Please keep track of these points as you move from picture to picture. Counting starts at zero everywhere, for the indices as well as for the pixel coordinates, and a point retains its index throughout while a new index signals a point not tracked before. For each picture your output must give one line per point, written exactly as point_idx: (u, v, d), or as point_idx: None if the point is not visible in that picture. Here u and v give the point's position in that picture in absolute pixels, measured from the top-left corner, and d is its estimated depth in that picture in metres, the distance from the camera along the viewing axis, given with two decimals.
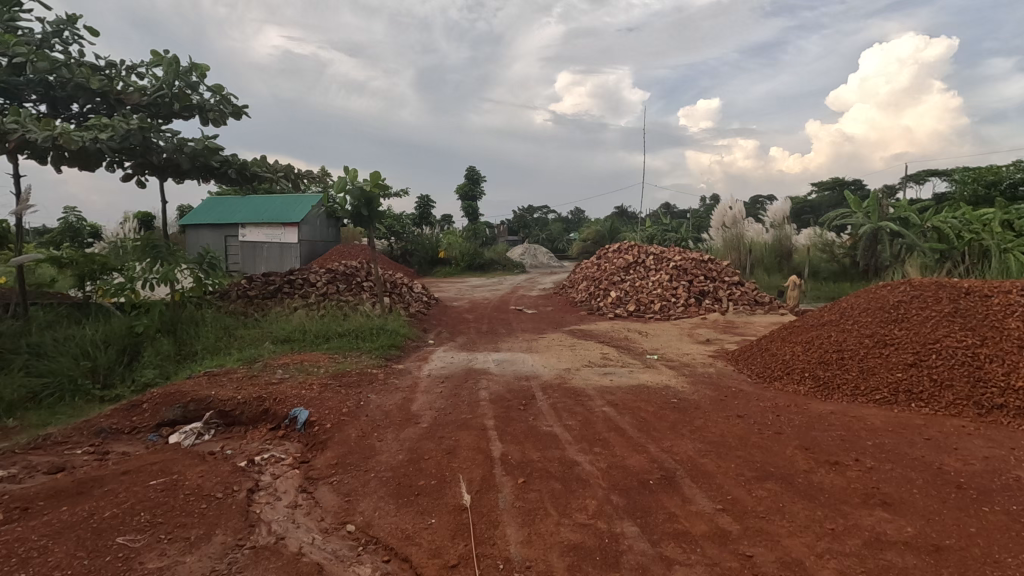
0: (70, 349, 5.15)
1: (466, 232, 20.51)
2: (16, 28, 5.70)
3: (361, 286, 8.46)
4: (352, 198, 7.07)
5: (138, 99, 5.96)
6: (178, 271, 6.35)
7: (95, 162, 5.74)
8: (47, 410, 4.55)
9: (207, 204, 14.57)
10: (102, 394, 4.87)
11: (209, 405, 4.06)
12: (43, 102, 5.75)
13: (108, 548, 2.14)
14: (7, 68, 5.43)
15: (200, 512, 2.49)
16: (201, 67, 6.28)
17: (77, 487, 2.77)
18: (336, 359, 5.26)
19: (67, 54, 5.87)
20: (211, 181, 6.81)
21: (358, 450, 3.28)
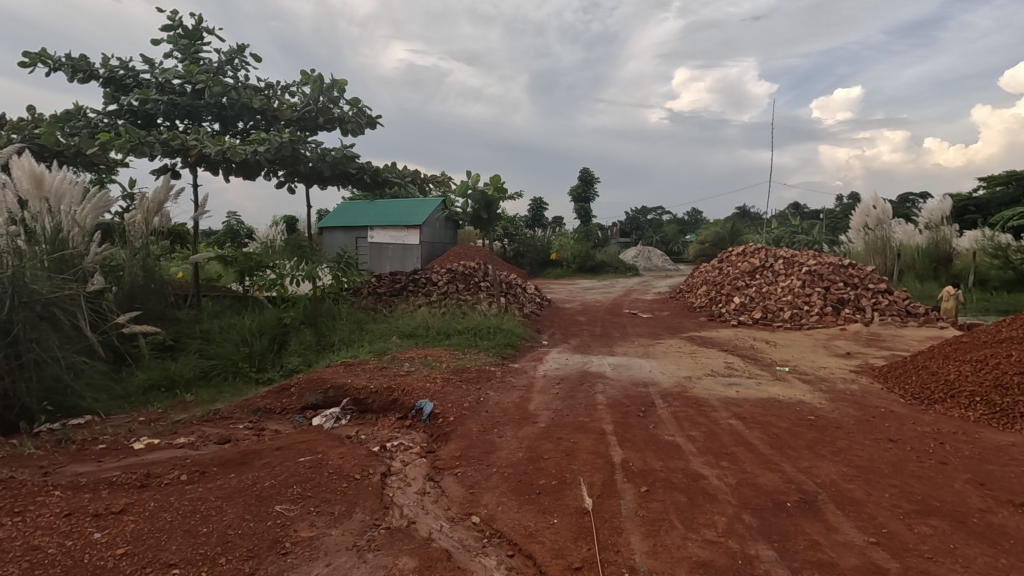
0: (232, 336, 5.88)
1: (578, 234, 20.45)
2: (199, 59, 6.64)
3: (479, 286, 8.76)
4: (473, 201, 7.34)
5: (290, 116, 6.66)
6: (320, 270, 7.03)
7: (255, 171, 6.51)
8: (215, 388, 5.25)
9: (341, 209, 15.95)
10: (257, 377, 5.53)
11: (346, 392, 4.43)
12: (217, 121, 6.65)
13: (269, 515, 2.41)
14: (191, 94, 6.34)
15: (342, 490, 2.72)
16: (341, 83, 6.86)
17: (241, 458, 3.16)
18: (456, 356, 5.49)
19: (236, 79, 6.73)
20: (348, 187, 7.43)
21: (480, 444, 3.39)
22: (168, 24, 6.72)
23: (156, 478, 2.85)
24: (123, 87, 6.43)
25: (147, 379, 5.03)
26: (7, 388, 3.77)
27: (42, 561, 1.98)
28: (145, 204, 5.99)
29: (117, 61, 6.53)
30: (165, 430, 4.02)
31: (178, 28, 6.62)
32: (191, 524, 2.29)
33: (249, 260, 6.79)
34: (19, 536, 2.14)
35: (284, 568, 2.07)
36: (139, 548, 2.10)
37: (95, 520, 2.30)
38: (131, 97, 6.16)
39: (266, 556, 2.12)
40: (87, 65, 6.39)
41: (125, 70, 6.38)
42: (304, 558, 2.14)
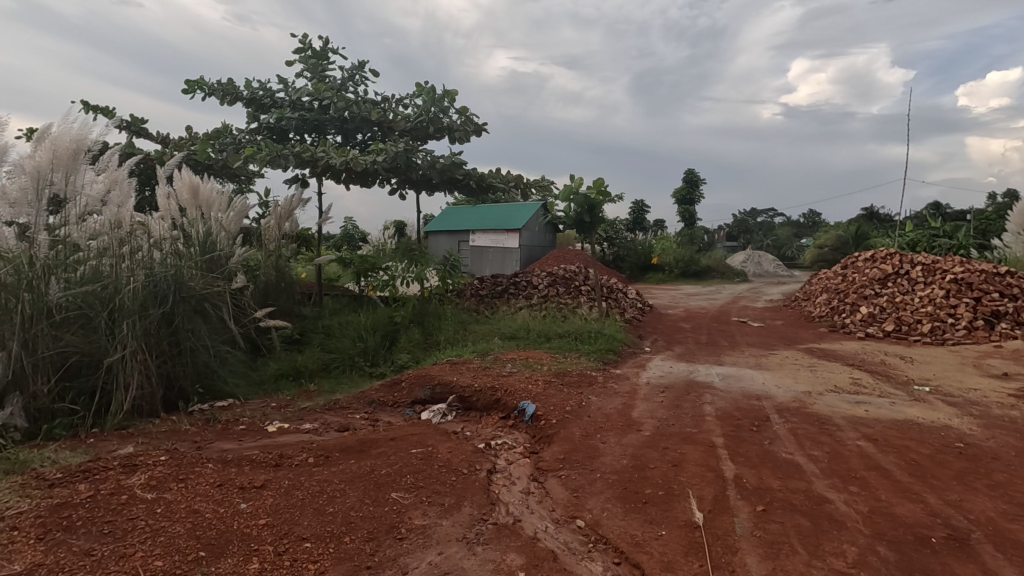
0: (349, 333, 6.34)
1: (682, 238, 19.70)
2: (326, 77, 7.25)
3: (579, 289, 8.71)
4: (576, 205, 7.34)
5: (404, 126, 7.06)
6: (427, 272, 7.39)
7: (372, 179, 6.99)
8: (335, 380, 5.71)
9: (445, 214, 16.65)
10: (371, 370, 5.94)
11: (452, 390, 4.61)
12: (339, 133, 7.21)
13: (387, 501, 2.57)
14: (319, 109, 6.93)
15: (451, 482, 2.83)
16: (451, 93, 7.15)
17: (360, 446, 3.40)
18: (557, 359, 5.50)
19: (357, 94, 7.26)
20: (455, 192, 7.73)
21: (583, 449, 3.38)
22: (300, 47, 7.40)
23: (287, 459, 3.14)
24: (262, 106, 7.18)
25: (278, 368, 5.57)
26: (170, 370, 4.35)
27: (202, 523, 2.26)
28: (278, 211, 6.64)
29: (257, 84, 7.30)
30: (293, 416, 4.42)
31: (308, 50, 7.28)
32: (319, 503, 2.50)
33: (364, 261, 7.26)
34: (183, 500, 2.46)
35: (400, 552, 2.20)
36: (277, 520, 2.32)
37: (242, 492, 2.58)
38: (270, 115, 6.87)
39: (384, 539, 2.26)
40: (234, 89, 7.21)
41: (264, 91, 7.11)
42: (418, 544, 2.25)
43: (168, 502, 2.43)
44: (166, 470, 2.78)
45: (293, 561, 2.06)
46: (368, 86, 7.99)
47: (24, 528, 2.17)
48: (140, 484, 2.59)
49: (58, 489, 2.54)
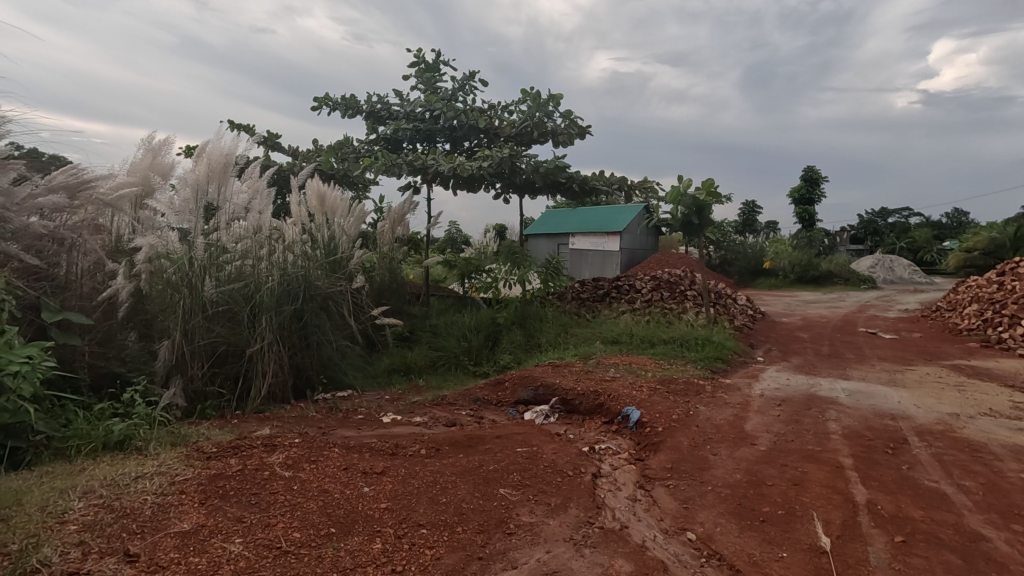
0: (454, 332, 6.59)
1: (799, 241, 18.29)
2: (437, 88, 7.62)
3: (685, 294, 8.39)
4: (684, 207, 7.09)
5: (509, 132, 7.23)
6: (530, 275, 7.51)
7: (477, 184, 7.23)
8: (441, 377, 5.98)
9: (545, 217, 16.76)
10: (475, 370, 6.17)
11: (555, 392, 4.64)
12: (448, 141, 7.55)
13: (495, 496, 2.65)
14: (430, 120, 7.31)
15: (558, 483, 2.85)
16: (556, 97, 7.21)
17: (467, 441, 3.53)
18: (662, 366, 5.34)
19: (466, 103, 7.55)
20: (557, 196, 7.77)
21: (692, 459, 3.26)
22: (414, 61, 7.84)
23: (403, 449, 3.33)
24: (380, 119, 7.70)
25: (391, 363, 5.92)
26: (299, 361, 4.80)
27: (331, 502, 2.47)
28: (392, 216, 7.07)
29: (376, 98, 7.84)
30: (405, 408, 4.69)
31: (421, 64, 7.70)
32: (433, 492, 2.64)
33: (469, 264, 7.51)
34: (314, 479, 2.70)
35: (510, 546, 2.25)
36: (396, 506, 2.48)
37: (364, 477, 2.79)
38: (386, 127, 7.37)
39: (494, 533, 2.34)
40: (355, 103, 7.80)
41: (382, 104, 7.63)
42: (527, 541, 2.30)
43: (303, 480, 2.68)
44: (300, 452, 3.07)
45: (412, 545, 2.19)
46: (476, 96, 8.29)
47: (189, 492, 2.50)
48: (279, 463, 2.88)
49: (214, 462, 2.89)
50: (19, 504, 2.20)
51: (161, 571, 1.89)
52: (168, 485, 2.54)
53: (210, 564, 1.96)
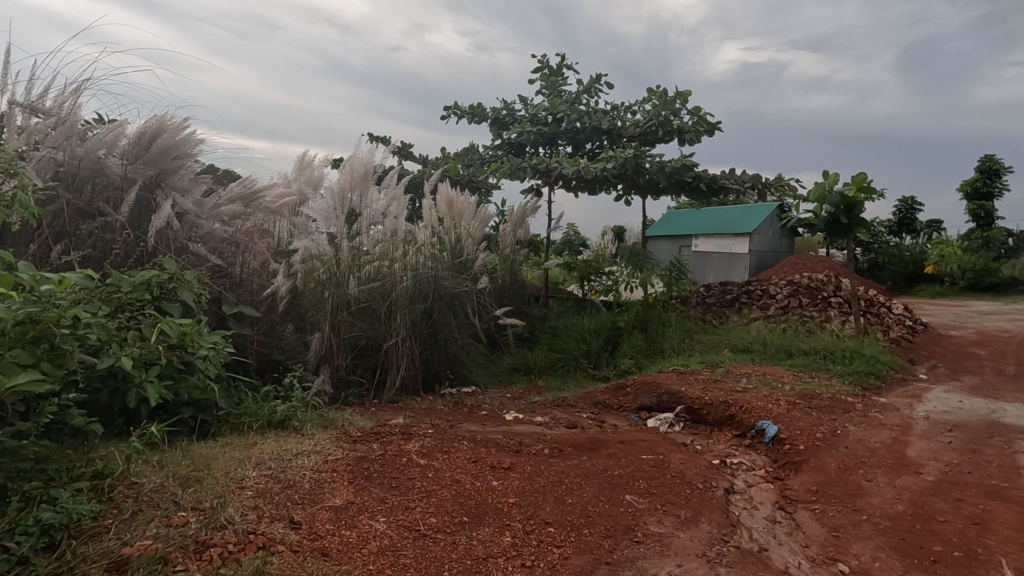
0: (574, 334, 6.59)
1: (971, 243, 15.80)
2: (561, 91, 7.69)
3: (828, 301, 7.61)
4: (829, 206, 6.44)
5: (634, 131, 7.08)
6: (652, 278, 7.28)
7: (599, 186, 7.17)
8: (561, 378, 6.02)
9: (666, 219, 16.16)
10: (595, 373, 6.13)
11: (680, 400, 4.44)
12: (570, 144, 7.58)
13: (621, 502, 2.60)
14: (554, 123, 7.39)
15: (687, 495, 2.73)
16: (684, 94, 6.93)
17: (590, 444, 3.49)
18: (801, 379, 4.89)
19: (589, 105, 7.54)
20: (683, 196, 7.46)
21: (841, 483, 2.94)
22: (538, 66, 7.98)
23: (526, 446, 3.38)
24: (505, 124, 7.93)
25: (512, 363, 6.06)
26: (429, 356, 5.09)
27: (463, 492, 2.59)
28: (515, 219, 7.22)
29: (501, 104, 8.09)
30: (526, 408, 4.78)
31: (546, 69, 7.82)
32: (559, 492, 2.65)
33: (589, 266, 7.47)
34: (446, 469, 2.85)
35: (638, 555, 2.20)
36: (523, 502, 2.53)
37: (493, 471, 2.88)
38: (511, 132, 7.59)
39: (621, 539, 2.30)
40: (482, 111, 8.12)
41: (507, 111, 7.86)
42: (656, 551, 2.23)
43: (436, 469, 2.84)
44: (433, 442, 3.26)
45: (539, 542, 2.22)
46: (600, 98, 8.24)
47: (340, 470, 2.77)
48: (415, 451, 3.08)
49: (360, 445, 3.17)
50: (209, 468, 2.57)
51: (319, 539, 2.11)
52: (323, 463, 2.83)
53: (360, 538, 2.14)
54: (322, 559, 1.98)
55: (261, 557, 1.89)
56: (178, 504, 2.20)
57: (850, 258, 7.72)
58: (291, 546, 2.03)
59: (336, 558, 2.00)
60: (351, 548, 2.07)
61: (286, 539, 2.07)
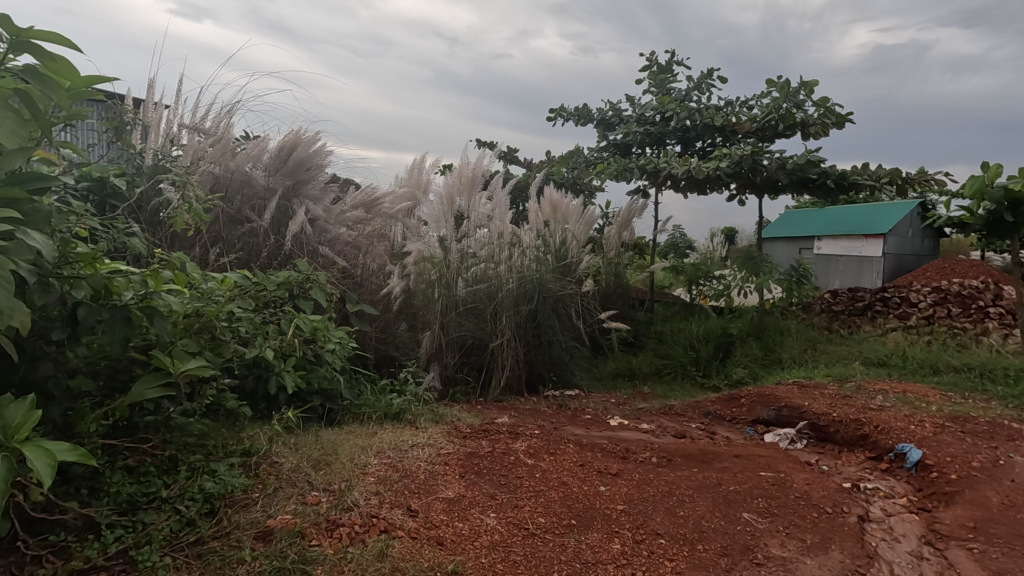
0: (682, 340, 6.33)
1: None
2: (671, 89, 7.45)
3: (984, 311, 6.64)
4: (989, 202, 5.62)
5: (751, 127, 6.67)
6: (770, 282, 6.79)
7: (712, 186, 6.82)
8: (668, 385, 5.80)
9: (783, 219, 15.02)
10: (705, 382, 5.85)
11: (803, 415, 4.11)
12: (679, 143, 7.31)
13: (738, 519, 2.45)
14: (662, 122, 7.18)
15: (813, 519, 2.52)
16: (810, 84, 6.41)
17: (701, 455, 3.32)
18: (950, 399, 4.30)
19: (700, 101, 7.23)
20: (806, 194, 6.89)
21: (1007, 522, 2.55)
22: (646, 65, 7.79)
23: (633, 453, 3.28)
24: (610, 125, 7.82)
25: (616, 367, 5.93)
26: (532, 358, 5.15)
27: (570, 495, 2.59)
28: (620, 220, 7.01)
29: (607, 105, 7.99)
30: (632, 414, 4.66)
31: (654, 67, 7.60)
32: (670, 503, 2.56)
33: (698, 269, 7.14)
34: (553, 470, 2.86)
35: None
36: (632, 510, 2.48)
37: (600, 476, 2.84)
38: (618, 133, 7.47)
39: (739, 559, 2.17)
40: (587, 113, 8.07)
41: (613, 111, 7.75)
42: None
43: (543, 469, 2.86)
44: (540, 443, 3.28)
45: (650, 553, 2.16)
46: (712, 93, 7.86)
47: (452, 464, 2.88)
48: (522, 450, 3.12)
49: (469, 441, 3.28)
50: (337, 453, 2.78)
51: (435, 528, 2.21)
52: (435, 456, 2.97)
53: (472, 531, 2.22)
54: (437, 547, 2.08)
55: (384, 541, 2.02)
56: (311, 484, 2.41)
57: (1014, 262, 6.68)
58: (409, 533, 2.15)
59: (450, 548, 2.08)
60: (464, 540, 2.15)
61: (405, 525, 2.19)
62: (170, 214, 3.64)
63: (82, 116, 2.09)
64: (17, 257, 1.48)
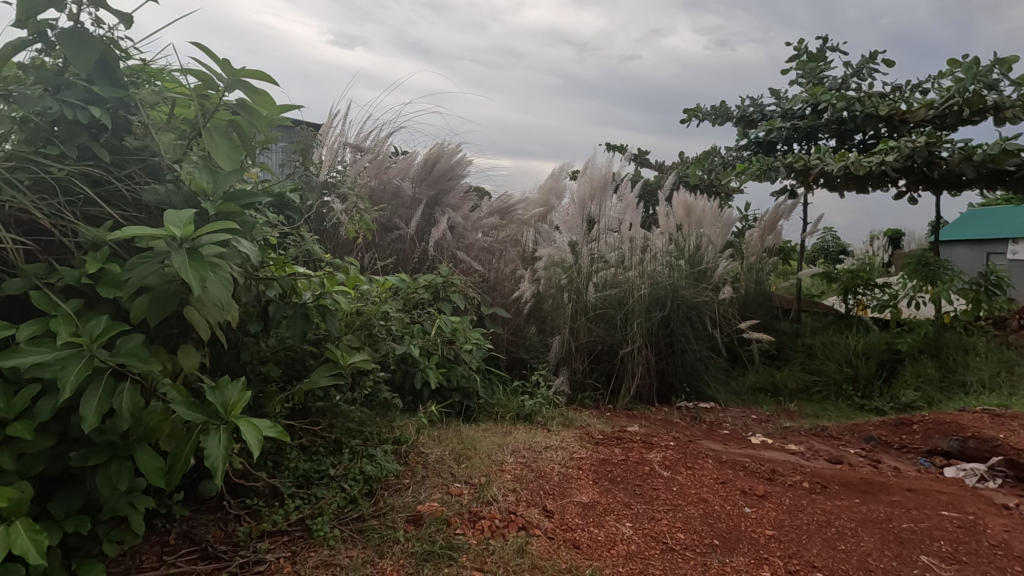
0: (836, 355, 5.70)
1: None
2: (824, 78, 6.78)
3: None
4: None
5: (928, 115, 5.91)
6: (949, 293, 5.87)
7: (875, 184, 6.07)
8: (819, 404, 5.25)
9: (965, 220, 12.93)
10: (864, 403, 5.21)
11: (998, 450, 3.52)
12: (834, 137, 6.62)
13: (914, 562, 2.15)
14: (813, 115, 6.55)
15: (1015, 573, 2.12)
16: (1006, 60, 5.45)
17: (865, 485, 2.95)
18: None
19: (861, 90, 6.48)
20: (999, 190, 5.85)
21: None
22: (794, 54, 7.17)
23: (781, 475, 3.01)
24: (752, 122, 7.31)
25: (757, 382, 5.48)
26: (664, 366, 4.97)
27: (712, 513, 2.46)
28: (765, 223, 6.50)
29: (748, 101, 7.48)
30: (777, 433, 4.29)
31: (804, 56, 6.97)
32: (828, 535, 2.32)
33: (856, 277, 6.38)
34: (691, 485, 2.74)
35: None
36: (783, 537, 2.29)
37: (745, 496, 2.66)
38: (761, 130, 6.96)
39: None
40: (726, 110, 7.63)
41: (754, 107, 7.24)
42: None
43: (681, 483, 2.75)
44: (676, 455, 3.16)
45: None
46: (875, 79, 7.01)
47: (585, 468, 2.88)
48: (657, 461, 3.03)
49: (601, 448, 3.25)
50: (476, 449, 2.93)
51: (570, 531, 2.23)
52: (569, 459, 2.99)
53: (608, 538, 2.20)
54: (574, 550, 2.09)
55: (523, 537, 2.08)
56: (454, 475, 2.55)
57: None
58: (546, 532, 2.19)
59: (586, 552, 2.08)
60: (600, 546, 2.14)
61: (542, 524, 2.24)
62: (345, 224, 4.10)
63: (275, 141, 2.42)
64: (232, 261, 1.77)
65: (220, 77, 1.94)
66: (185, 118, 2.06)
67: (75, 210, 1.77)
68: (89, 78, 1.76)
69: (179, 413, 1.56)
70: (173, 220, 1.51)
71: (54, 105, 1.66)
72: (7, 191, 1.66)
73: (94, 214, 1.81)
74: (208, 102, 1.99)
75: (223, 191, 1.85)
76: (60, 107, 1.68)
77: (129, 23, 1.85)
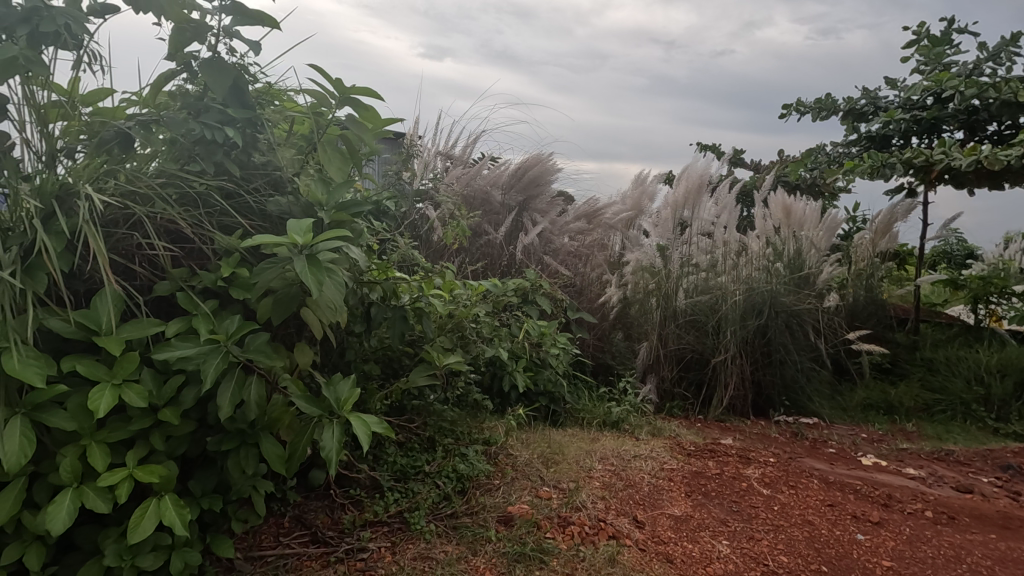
0: (963, 371, 5.12)
1: None
2: (952, 64, 6.12)
3: None
4: None
5: None
6: None
7: (1013, 180, 5.38)
8: (942, 425, 4.73)
9: None
10: (998, 427, 4.63)
11: None
12: (962, 129, 5.96)
13: None
14: (937, 105, 5.94)
15: None
16: None
17: (1003, 520, 2.62)
18: None
19: (997, 76, 5.79)
20: None
21: None
22: (914, 40, 6.54)
23: (899, 501, 2.74)
24: (863, 115, 6.75)
25: (867, 398, 5.01)
26: (761, 377, 4.70)
27: (819, 537, 2.29)
28: (877, 225, 5.96)
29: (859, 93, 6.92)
30: (892, 454, 3.92)
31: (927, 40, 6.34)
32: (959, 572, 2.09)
33: (988, 284, 5.67)
34: (795, 505, 2.57)
35: None
36: (904, 570, 2.09)
37: (857, 522, 2.45)
38: (873, 124, 6.39)
39: None
40: (832, 103, 7.09)
41: (867, 99, 6.67)
42: None
43: (783, 503, 2.59)
44: (776, 473, 2.97)
45: None
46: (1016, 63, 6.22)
47: (676, 480, 2.79)
48: (755, 477, 2.87)
49: (694, 460, 3.13)
50: (563, 453, 2.92)
51: (663, 543, 2.17)
52: (659, 470, 2.91)
53: (703, 555, 2.12)
54: (667, 564, 2.04)
55: (614, 546, 2.05)
56: (543, 479, 2.57)
57: None
58: (637, 543, 2.14)
59: (681, 567, 2.02)
60: (695, 562, 2.07)
61: (632, 535, 2.20)
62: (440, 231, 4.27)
63: (379, 152, 2.57)
64: (343, 265, 1.90)
65: (332, 94, 2.09)
66: (302, 134, 2.24)
67: (213, 219, 1.99)
68: (225, 101, 1.96)
69: (299, 406, 1.70)
70: (295, 228, 1.65)
71: (197, 127, 1.87)
72: (159, 204, 1.90)
73: (227, 223, 2.03)
74: (322, 119, 2.16)
75: (335, 200, 2.00)
76: (201, 128, 1.88)
77: (257, 51, 2.04)
